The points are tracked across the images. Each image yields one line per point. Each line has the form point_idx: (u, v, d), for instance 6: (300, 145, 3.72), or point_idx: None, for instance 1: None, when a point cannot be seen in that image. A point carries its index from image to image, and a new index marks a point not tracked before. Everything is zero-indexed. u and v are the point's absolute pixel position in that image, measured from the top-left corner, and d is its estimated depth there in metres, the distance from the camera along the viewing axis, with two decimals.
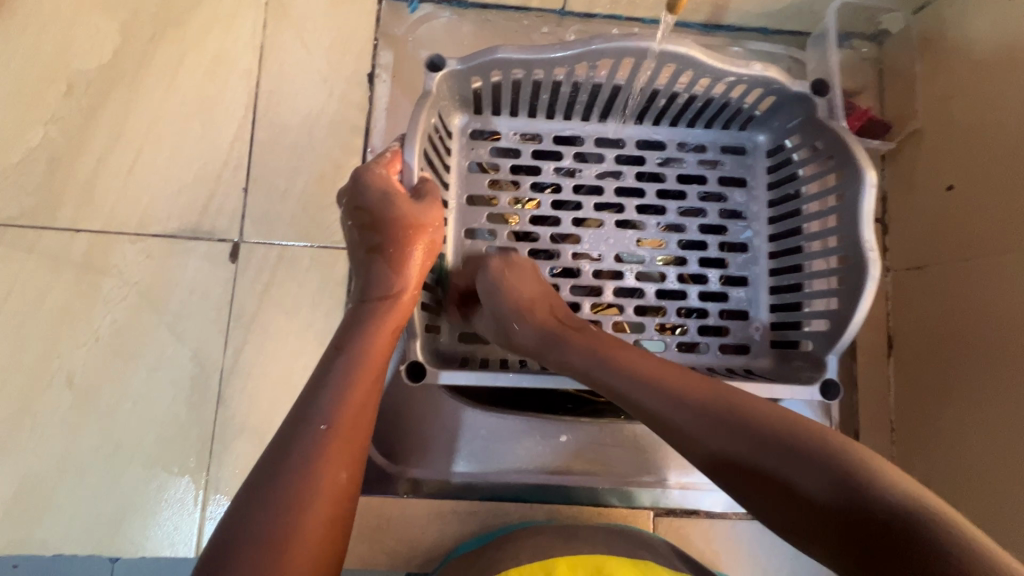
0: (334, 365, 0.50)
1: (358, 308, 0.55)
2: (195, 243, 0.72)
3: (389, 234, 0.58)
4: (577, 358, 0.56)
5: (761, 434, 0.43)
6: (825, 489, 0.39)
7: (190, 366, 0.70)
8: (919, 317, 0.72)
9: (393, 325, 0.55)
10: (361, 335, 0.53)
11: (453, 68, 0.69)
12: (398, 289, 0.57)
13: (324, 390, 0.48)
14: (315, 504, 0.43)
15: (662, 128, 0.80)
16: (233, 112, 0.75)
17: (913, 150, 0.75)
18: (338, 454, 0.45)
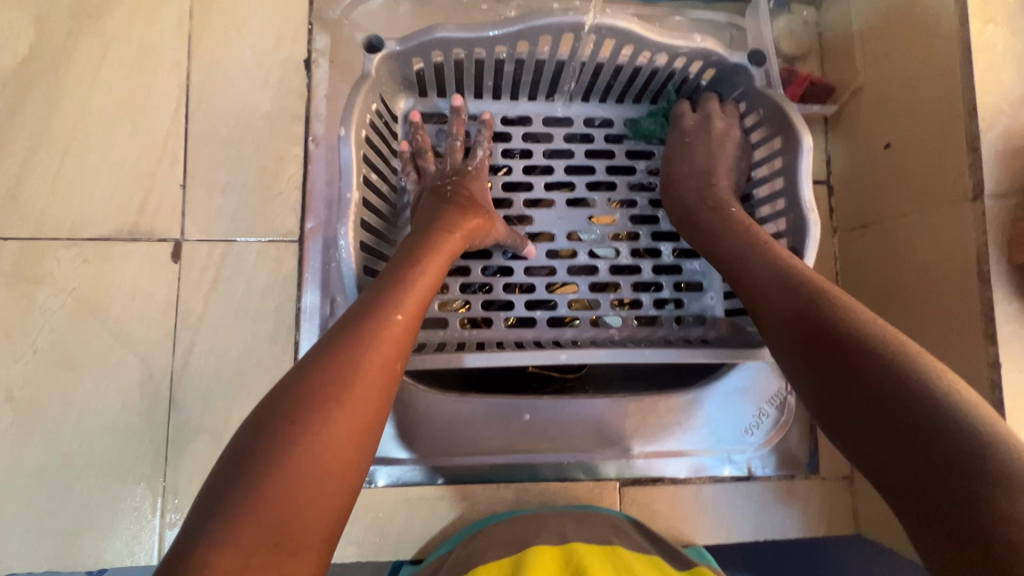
0: (361, 307, 0.51)
1: (398, 257, 0.58)
2: (134, 245, 0.69)
3: (462, 186, 0.70)
4: (711, 230, 0.63)
5: (843, 343, 0.45)
6: (907, 422, 0.40)
7: (137, 372, 0.68)
8: (866, 274, 0.73)
9: (427, 286, 0.56)
10: (400, 287, 0.53)
11: (392, 49, 0.68)
12: (447, 241, 0.61)
13: (340, 337, 0.47)
14: (321, 433, 0.42)
15: (609, 104, 0.81)
16: (164, 106, 0.72)
17: (853, 112, 0.76)
18: (350, 403, 0.44)
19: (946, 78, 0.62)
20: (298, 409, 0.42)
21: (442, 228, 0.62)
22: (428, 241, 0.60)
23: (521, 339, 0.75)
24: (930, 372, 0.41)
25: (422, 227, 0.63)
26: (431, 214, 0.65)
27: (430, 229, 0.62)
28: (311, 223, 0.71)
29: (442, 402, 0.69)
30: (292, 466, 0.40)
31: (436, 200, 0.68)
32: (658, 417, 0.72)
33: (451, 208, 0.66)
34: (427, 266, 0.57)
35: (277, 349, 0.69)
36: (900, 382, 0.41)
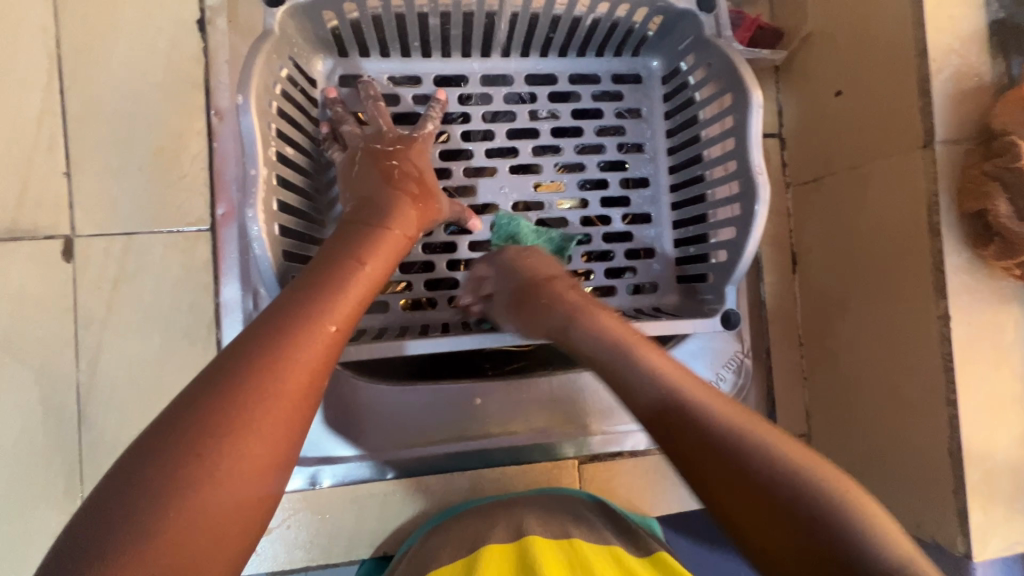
0: (285, 316, 0.43)
1: (332, 252, 0.50)
2: (16, 246, 0.61)
3: (409, 163, 0.61)
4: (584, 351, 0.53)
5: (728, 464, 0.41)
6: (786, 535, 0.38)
7: (37, 388, 0.60)
8: (819, 230, 0.71)
9: (365, 288, 0.49)
10: (333, 288, 0.46)
11: (296, 2, 0.59)
12: (388, 238, 0.54)
13: (259, 346, 0.41)
14: (226, 472, 0.36)
15: (552, 60, 0.74)
16: (33, 81, 0.62)
17: (803, 58, 0.72)
18: (263, 429, 0.38)
19: (895, 18, 0.59)
20: (197, 440, 0.36)
21: (381, 222, 0.55)
22: (366, 238, 0.52)
23: (468, 319, 0.71)
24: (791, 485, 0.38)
25: (364, 212, 0.56)
26: (372, 200, 0.57)
27: (371, 217, 0.55)
28: (222, 209, 0.63)
29: (384, 393, 0.65)
30: (185, 511, 0.34)
31: (379, 180, 0.59)
32: (615, 392, 0.69)
33: (398, 195, 0.58)
34: (371, 268, 0.50)
35: (197, 351, 0.63)
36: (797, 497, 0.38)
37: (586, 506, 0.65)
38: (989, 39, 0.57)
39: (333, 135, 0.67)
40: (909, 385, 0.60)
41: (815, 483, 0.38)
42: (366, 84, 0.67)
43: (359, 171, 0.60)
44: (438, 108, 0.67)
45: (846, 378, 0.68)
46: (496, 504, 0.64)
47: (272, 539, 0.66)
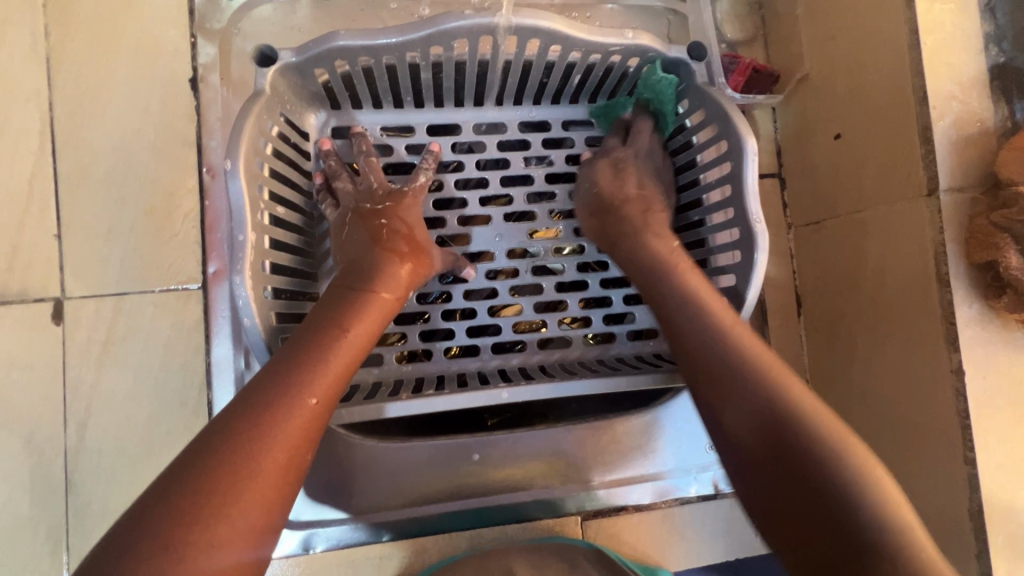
0: (266, 396, 0.45)
1: (317, 323, 0.51)
2: (5, 310, 0.60)
3: (397, 220, 0.61)
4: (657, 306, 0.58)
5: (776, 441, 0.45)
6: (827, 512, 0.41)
7: (24, 455, 0.59)
8: (822, 273, 0.70)
9: (346, 360, 0.50)
10: (314, 364, 0.48)
11: (287, 61, 0.59)
12: (373, 304, 0.54)
13: (238, 428, 0.42)
14: (199, 564, 0.37)
15: (545, 107, 0.74)
16: (25, 144, 0.62)
17: (800, 100, 0.71)
18: (235, 515, 0.39)
19: (894, 64, 0.58)
20: (169, 531, 0.37)
21: (368, 286, 0.55)
22: (350, 305, 0.53)
23: (464, 371, 0.69)
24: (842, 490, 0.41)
25: (352, 276, 0.57)
26: (361, 263, 0.58)
27: (358, 283, 0.56)
28: (214, 267, 0.63)
29: (379, 449, 0.62)
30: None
31: (368, 241, 0.59)
32: (617, 444, 0.67)
33: (385, 256, 0.58)
34: (352, 339, 0.51)
35: (187, 413, 0.61)
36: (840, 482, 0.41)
37: (579, 549, 0.64)
38: (991, 83, 0.56)
39: (326, 187, 0.66)
40: (922, 439, 0.58)
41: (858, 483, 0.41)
42: (359, 139, 0.67)
43: (349, 233, 0.61)
44: (430, 159, 0.67)
45: (856, 428, 0.65)
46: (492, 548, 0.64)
47: None
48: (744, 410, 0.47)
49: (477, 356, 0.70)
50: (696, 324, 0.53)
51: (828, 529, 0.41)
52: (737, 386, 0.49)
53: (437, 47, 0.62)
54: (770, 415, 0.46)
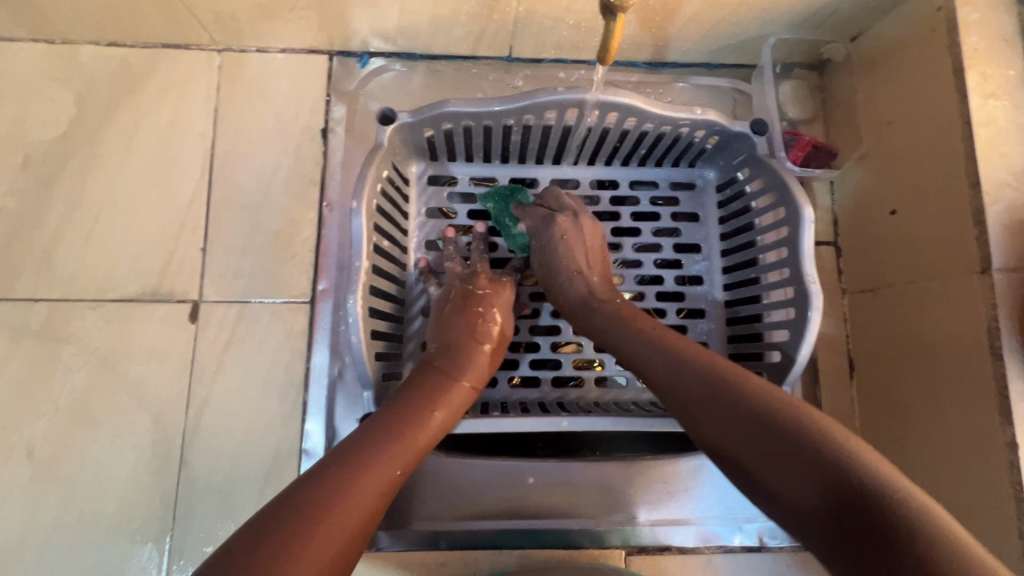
0: (363, 448, 0.52)
1: (411, 395, 0.60)
2: (155, 306, 0.72)
3: (491, 310, 0.70)
4: (601, 321, 0.65)
5: (760, 419, 0.48)
6: (812, 492, 0.43)
7: (151, 430, 0.70)
8: (875, 338, 0.73)
9: (427, 436, 0.57)
10: (403, 427, 0.56)
11: (403, 121, 0.71)
12: (457, 391, 0.62)
13: (338, 471, 0.49)
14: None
15: (615, 168, 0.83)
16: (189, 173, 0.76)
17: (857, 176, 0.77)
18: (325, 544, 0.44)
19: (948, 151, 0.63)
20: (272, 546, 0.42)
21: (454, 374, 0.63)
22: (437, 388, 0.61)
23: (525, 400, 0.76)
24: (811, 438, 0.45)
25: (444, 357, 0.65)
26: (449, 346, 0.66)
27: (444, 368, 0.64)
28: (323, 285, 0.73)
29: (444, 462, 0.69)
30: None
31: (461, 325, 0.68)
32: (665, 484, 0.71)
33: (473, 345, 0.66)
34: (437, 415, 0.59)
35: (286, 409, 0.71)
36: (816, 444, 0.44)
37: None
38: None
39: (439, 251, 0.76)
40: (977, 509, 0.59)
41: (841, 448, 0.43)
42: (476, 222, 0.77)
43: (450, 309, 0.69)
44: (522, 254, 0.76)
45: None
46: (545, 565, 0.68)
47: None
48: (698, 384, 0.53)
49: (538, 387, 0.76)
50: (672, 363, 0.56)
51: (829, 493, 0.42)
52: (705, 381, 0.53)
53: (529, 115, 0.73)
54: (751, 411, 0.49)
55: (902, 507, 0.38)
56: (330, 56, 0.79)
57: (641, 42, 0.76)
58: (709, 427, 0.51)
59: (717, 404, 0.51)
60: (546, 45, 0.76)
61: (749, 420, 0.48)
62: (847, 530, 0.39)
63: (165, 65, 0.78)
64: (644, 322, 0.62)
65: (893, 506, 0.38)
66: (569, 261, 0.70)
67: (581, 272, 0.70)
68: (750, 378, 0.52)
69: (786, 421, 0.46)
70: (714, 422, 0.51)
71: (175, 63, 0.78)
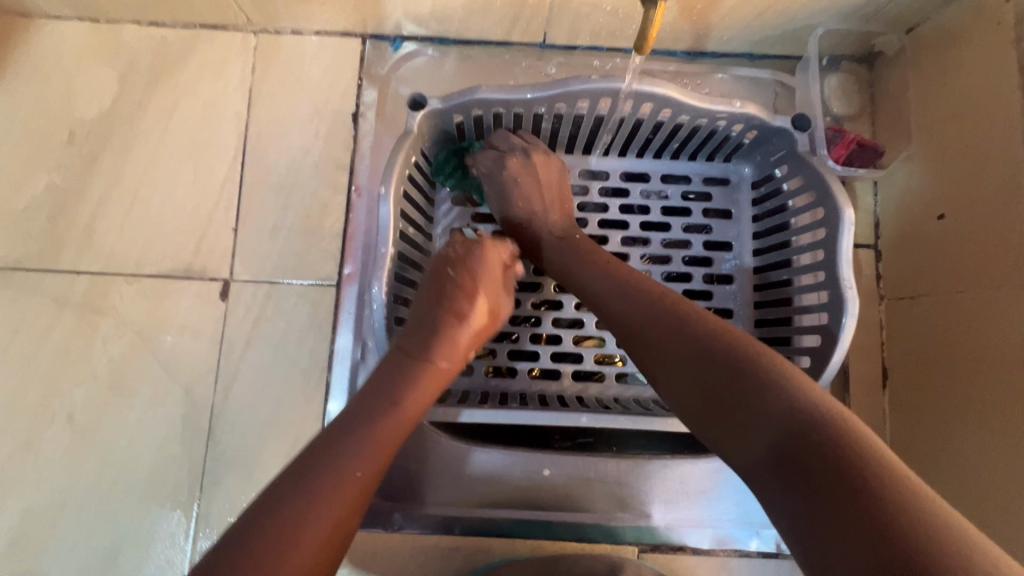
0: (324, 449, 0.49)
1: (382, 381, 0.56)
2: (188, 283, 0.75)
3: (464, 273, 0.63)
4: (558, 258, 0.67)
5: (703, 351, 0.50)
6: (770, 429, 0.43)
7: (182, 403, 0.72)
8: (913, 348, 0.70)
9: (403, 422, 0.54)
10: (373, 421, 0.53)
11: (433, 106, 0.70)
12: (432, 370, 0.58)
13: (295, 477, 0.47)
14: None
15: (647, 160, 0.81)
16: (223, 154, 0.77)
17: (903, 177, 0.73)
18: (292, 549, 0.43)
19: (1007, 155, 0.59)
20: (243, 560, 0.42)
21: (428, 352, 0.59)
22: (410, 370, 0.57)
23: (544, 392, 0.76)
24: (754, 371, 0.46)
25: (415, 335, 0.60)
26: (442, 304, 0.63)
27: (416, 347, 0.59)
28: (349, 268, 0.73)
29: (461, 451, 0.69)
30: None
31: (434, 298, 0.62)
32: (683, 486, 0.70)
33: (452, 315, 0.61)
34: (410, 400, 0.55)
35: (309, 389, 0.72)
36: (770, 385, 0.45)
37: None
38: None
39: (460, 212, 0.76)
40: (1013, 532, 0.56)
41: (799, 390, 0.44)
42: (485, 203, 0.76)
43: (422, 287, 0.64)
44: None
45: None
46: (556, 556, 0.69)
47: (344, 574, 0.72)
48: (644, 321, 0.55)
49: (558, 381, 0.76)
50: (619, 294, 0.58)
51: (779, 427, 0.42)
52: (640, 318, 0.56)
53: (561, 104, 0.71)
54: (705, 346, 0.50)
55: (848, 443, 0.40)
56: (363, 39, 0.79)
57: (681, 30, 0.74)
58: (656, 353, 0.53)
59: (671, 338, 0.53)
60: (581, 32, 0.74)
61: (706, 355, 0.50)
62: (792, 471, 0.40)
63: (202, 45, 0.79)
64: (598, 255, 0.65)
65: (835, 446, 0.39)
66: (524, 200, 0.70)
67: (536, 210, 0.71)
68: (704, 317, 0.53)
69: (746, 361, 0.48)
70: (653, 352, 0.54)
71: (212, 44, 0.79)
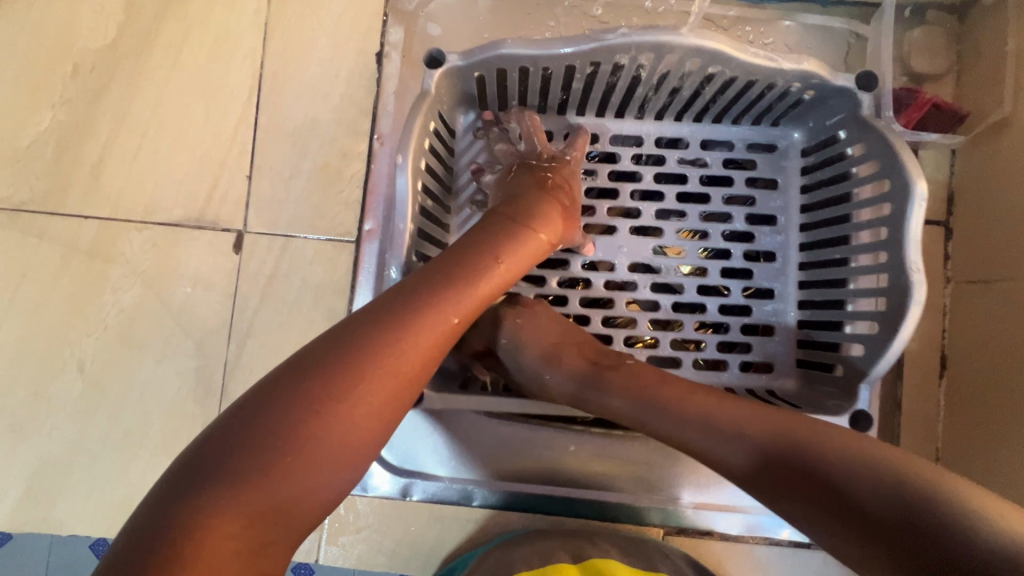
0: (331, 360, 0.39)
1: (395, 304, 0.42)
2: (199, 233, 0.70)
3: (474, 235, 0.51)
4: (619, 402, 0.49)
5: (791, 448, 0.39)
6: (877, 498, 0.35)
7: (194, 358, 0.69)
8: (979, 337, 0.64)
9: (422, 333, 0.42)
10: (379, 346, 0.40)
11: (454, 64, 0.63)
12: (457, 304, 0.44)
13: (294, 392, 0.37)
14: (230, 505, 0.34)
15: (685, 124, 0.73)
16: (237, 95, 0.72)
17: (992, 146, 0.65)
18: (284, 471, 0.35)
19: None
20: (230, 464, 0.35)
21: (454, 280, 0.46)
22: (432, 294, 0.44)
23: None
24: (832, 456, 0.38)
25: (441, 262, 0.47)
26: (480, 235, 0.51)
27: (447, 271, 0.46)
28: (369, 225, 0.68)
29: (483, 422, 0.67)
30: (237, 517, 0.34)
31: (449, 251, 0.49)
32: (713, 468, 0.67)
33: (477, 258, 0.48)
34: (426, 327, 0.42)
35: None
36: (866, 469, 0.36)
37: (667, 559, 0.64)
38: None
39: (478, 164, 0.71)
40: None
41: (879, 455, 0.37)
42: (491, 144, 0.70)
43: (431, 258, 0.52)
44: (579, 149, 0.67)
45: None
46: (576, 533, 0.66)
47: (359, 539, 0.70)
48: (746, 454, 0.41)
49: None
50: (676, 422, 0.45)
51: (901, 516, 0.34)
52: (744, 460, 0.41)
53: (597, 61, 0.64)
54: (774, 446, 0.40)
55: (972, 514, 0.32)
56: None
57: None
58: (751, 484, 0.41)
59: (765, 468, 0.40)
60: None
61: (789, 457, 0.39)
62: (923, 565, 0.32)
63: None
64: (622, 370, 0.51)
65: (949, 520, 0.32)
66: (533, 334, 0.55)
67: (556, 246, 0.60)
68: (752, 411, 0.43)
69: (822, 450, 0.38)
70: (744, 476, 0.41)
71: None
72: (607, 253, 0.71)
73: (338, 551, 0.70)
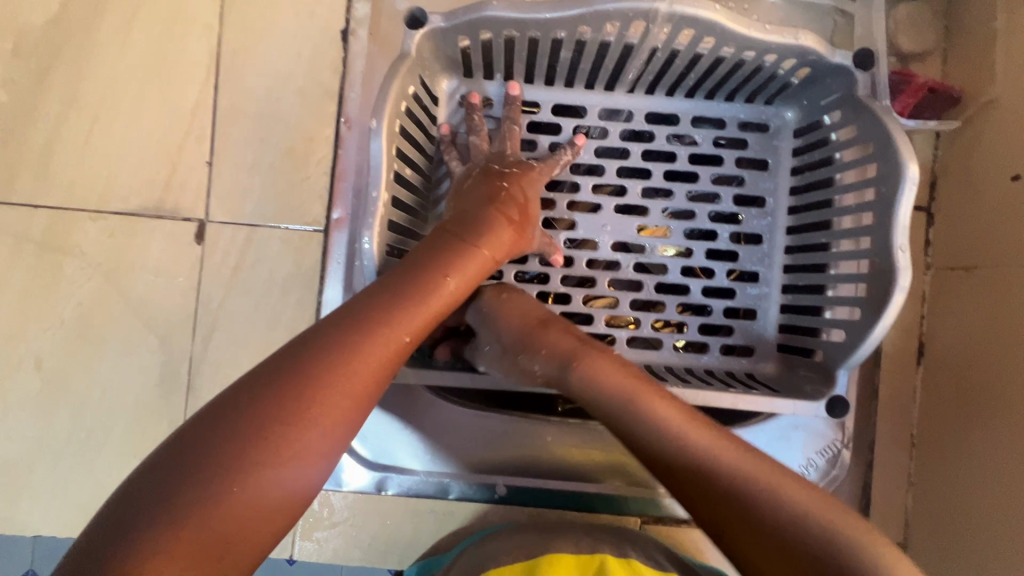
0: (273, 383, 0.38)
1: (342, 323, 0.42)
2: (158, 223, 0.67)
3: (425, 252, 0.51)
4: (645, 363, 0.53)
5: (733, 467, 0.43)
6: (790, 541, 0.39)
7: (158, 353, 0.67)
8: (957, 325, 0.63)
9: (367, 351, 0.41)
10: (322, 368, 0.39)
11: (435, 25, 0.60)
12: (404, 322, 0.44)
13: (234, 417, 0.36)
14: (169, 534, 0.33)
15: (676, 100, 0.70)
16: (193, 75, 0.68)
17: (977, 130, 0.63)
18: (221, 499, 0.34)
19: None
20: (166, 492, 0.34)
21: (401, 297, 0.45)
22: (381, 313, 0.43)
23: None
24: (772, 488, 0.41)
25: (392, 280, 0.47)
26: (432, 250, 0.51)
27: (396, 290, 0.46)
28: (338, 213, 0.65)
29: (459, 414, 0.65)
30: (174, 555, 0.33)
31: (401, 267, 0.49)
32: None
33: (427, 276, 0.48)
34: (372, 347, 0.41)
35: None
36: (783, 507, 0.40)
37: (650, 546, 0.63)
38: None
39: (450, 140, 0.67)
40: None
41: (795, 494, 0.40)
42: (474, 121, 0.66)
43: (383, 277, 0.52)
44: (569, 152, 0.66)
45: (956, 497, 0.60)
46: (552, 524, 0.65)
47: (334, 534, 0.69)
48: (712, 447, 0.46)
49: None
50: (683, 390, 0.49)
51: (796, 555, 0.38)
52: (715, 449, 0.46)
53: (585, 28, 0.61)
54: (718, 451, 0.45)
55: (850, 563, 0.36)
56: None
57: None
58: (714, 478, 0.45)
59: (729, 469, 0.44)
60: None
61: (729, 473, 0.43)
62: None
63: None
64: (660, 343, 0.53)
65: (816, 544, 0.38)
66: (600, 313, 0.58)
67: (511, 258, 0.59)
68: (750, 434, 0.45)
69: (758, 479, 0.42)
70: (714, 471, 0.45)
71: None
72: (590, 230, 0.69)
73: (313, 546, 0.69)
